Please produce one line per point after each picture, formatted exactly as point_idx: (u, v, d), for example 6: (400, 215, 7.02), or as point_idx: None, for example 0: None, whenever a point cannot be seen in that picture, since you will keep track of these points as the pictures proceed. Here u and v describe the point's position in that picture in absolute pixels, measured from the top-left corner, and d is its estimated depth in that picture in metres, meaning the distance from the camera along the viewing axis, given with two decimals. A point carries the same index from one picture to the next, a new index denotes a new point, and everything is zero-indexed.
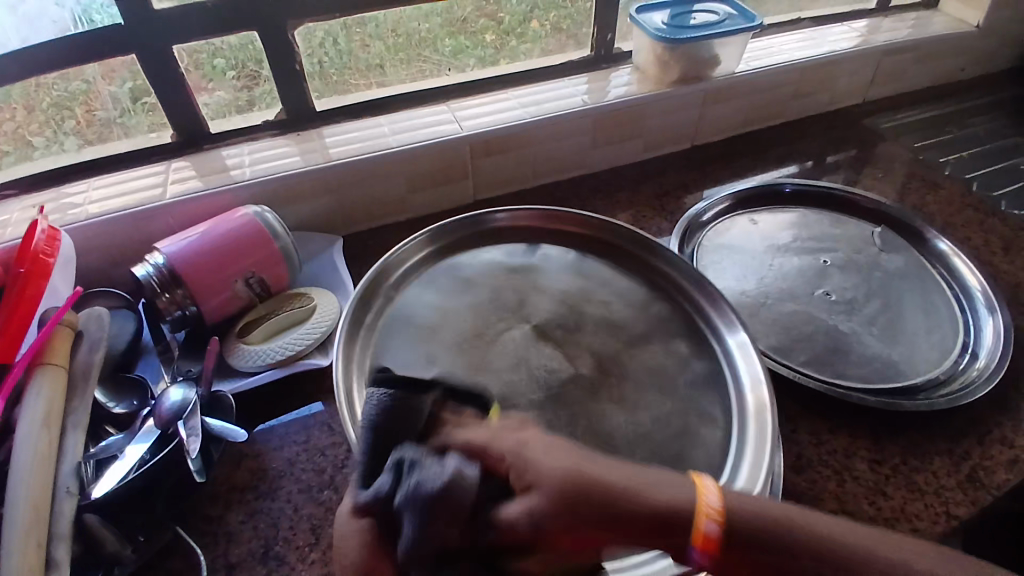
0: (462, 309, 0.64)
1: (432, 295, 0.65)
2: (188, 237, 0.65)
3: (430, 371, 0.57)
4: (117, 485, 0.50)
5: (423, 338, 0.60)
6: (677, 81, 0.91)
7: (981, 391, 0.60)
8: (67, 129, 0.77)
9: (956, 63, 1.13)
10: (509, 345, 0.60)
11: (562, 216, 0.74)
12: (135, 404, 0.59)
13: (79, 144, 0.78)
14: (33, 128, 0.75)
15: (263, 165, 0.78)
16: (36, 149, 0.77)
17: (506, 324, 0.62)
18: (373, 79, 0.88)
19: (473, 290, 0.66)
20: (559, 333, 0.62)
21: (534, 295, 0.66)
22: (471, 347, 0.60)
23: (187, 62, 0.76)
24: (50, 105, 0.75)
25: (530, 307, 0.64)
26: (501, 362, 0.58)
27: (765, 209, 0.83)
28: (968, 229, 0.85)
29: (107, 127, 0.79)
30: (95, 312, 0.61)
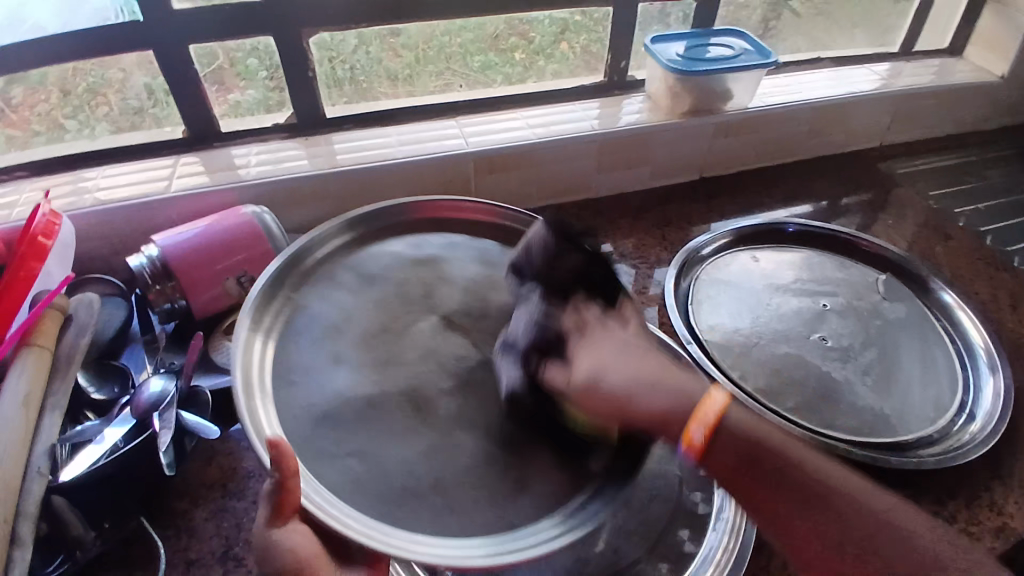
0: (365, 306, 0.58)
1: (339, 293, 0.60)
2: (183, 231, 0.65)
3: (342, 369, 0.53)
4: (87, 471, 0.50)
5: (331, 336, 0.55)
6: (687, 112, 0.91)
7: (973, 454, 0.59)
8: (101, 115, 0.79)
9: (977, 114, 1.12)
10: (415, 340, 0.56)
11: (438, 207, 0.69)
12: (115, 391, 0.59)
13: (110, 131, 0.80)
14: (68, 111, 0.78)
15: (268, 165, 0.79)
16: (68, 133, 0.79)
17: (414, 315, 0.58)
18: (404, 89, 0.90)
19: (377, 285, 0.61)
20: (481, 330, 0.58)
21: (443, 286, 0.61)
22: (381, 342, 0.55)
23: (222, 58, 0.79)
24: (87, 91, 0.77)
25: (437, 297, 0.60)
26: (409, 357, 0.55)
27: (768, 247, 0.82)
28: (976, 282, 0.83)
29: (138, 117, 0.80)
30: (87, 297, 0.62)
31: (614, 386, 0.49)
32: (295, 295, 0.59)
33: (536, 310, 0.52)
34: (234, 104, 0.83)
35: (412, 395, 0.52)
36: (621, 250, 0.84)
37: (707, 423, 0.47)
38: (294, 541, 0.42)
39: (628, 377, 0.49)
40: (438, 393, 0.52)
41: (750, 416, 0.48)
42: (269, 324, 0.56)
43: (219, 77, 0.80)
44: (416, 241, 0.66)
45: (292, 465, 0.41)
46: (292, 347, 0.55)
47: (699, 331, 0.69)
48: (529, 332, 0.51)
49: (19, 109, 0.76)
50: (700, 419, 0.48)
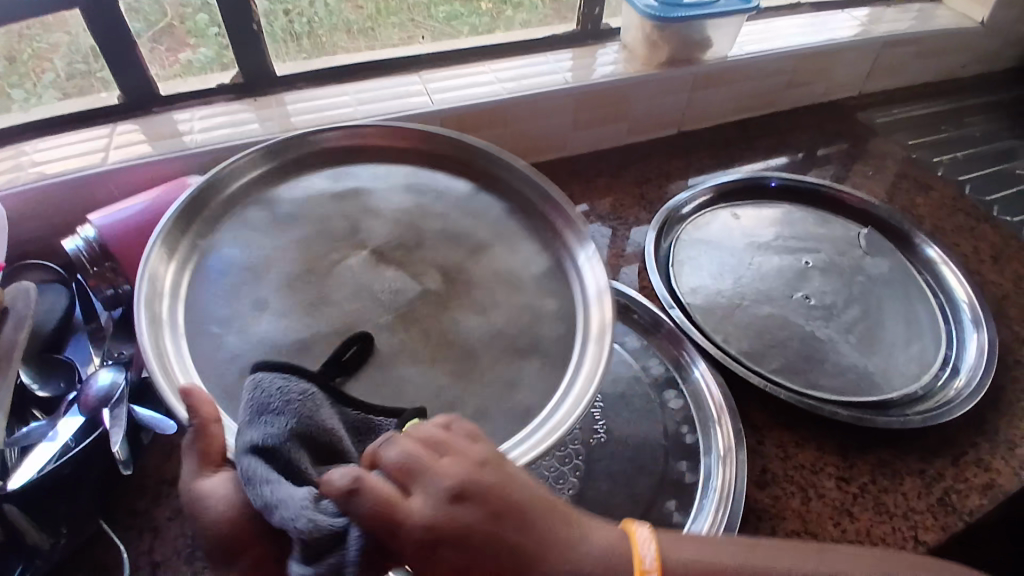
0: (288, 246, 0.52)
1: (242, 240, 0.51)
2: (124, 208, 0.60)
3: (263, 316, 0.47)
4: (37, 475, 0.46)
5: (253, 280, 0.49)
6: (666, 62, 0.86)
7: (959, 410, 0.58)
8: (46, 82, 0.72)
9: (956, 60, 1.09)
10: (346, 277, 0.50)
11: (389, 133, 0.60)
12: (61, 387, 0.55)
13: (58, 98, 0.73)
14: (12, 80, 0.70)
15: (216, 131, 0.73)
16: (14, 103, 0.72)
17: (347, 252, 0.52)
18: (363, 43, 0.84)
19: (315, 224, 0.54)
20: (397, 254, 0.52)
21: (367, 219, 0.55)
22: (304, 284, 0.49)
23: (170, 13, 0.72)
24: (32, 56, 0.70)
25: (365, 232, 0.54)
26: (338, 295, 0.49)
27: (749, 203, 0.79)
28: (957, 234, 0.82)
29: (86, 80, 0.74)
30: (22, 285, 0.56)
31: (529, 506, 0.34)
32: (206, 237, 0.51)
33: (310, 512, 0.31)
34: (185, 64, 0.76)
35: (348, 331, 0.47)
36: (598, 211, 0.81)
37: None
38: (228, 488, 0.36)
39: (474, 510, 0.32)
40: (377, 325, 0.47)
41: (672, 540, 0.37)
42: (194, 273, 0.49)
43: (167, 36, 0.74)
44: (342, 172, 0.58)
45: (212, 409, 0.38)
46: (199, 301, 0.47)
47: (680, 294, 0.67)
48: (277, 418, 0.36)
49: None
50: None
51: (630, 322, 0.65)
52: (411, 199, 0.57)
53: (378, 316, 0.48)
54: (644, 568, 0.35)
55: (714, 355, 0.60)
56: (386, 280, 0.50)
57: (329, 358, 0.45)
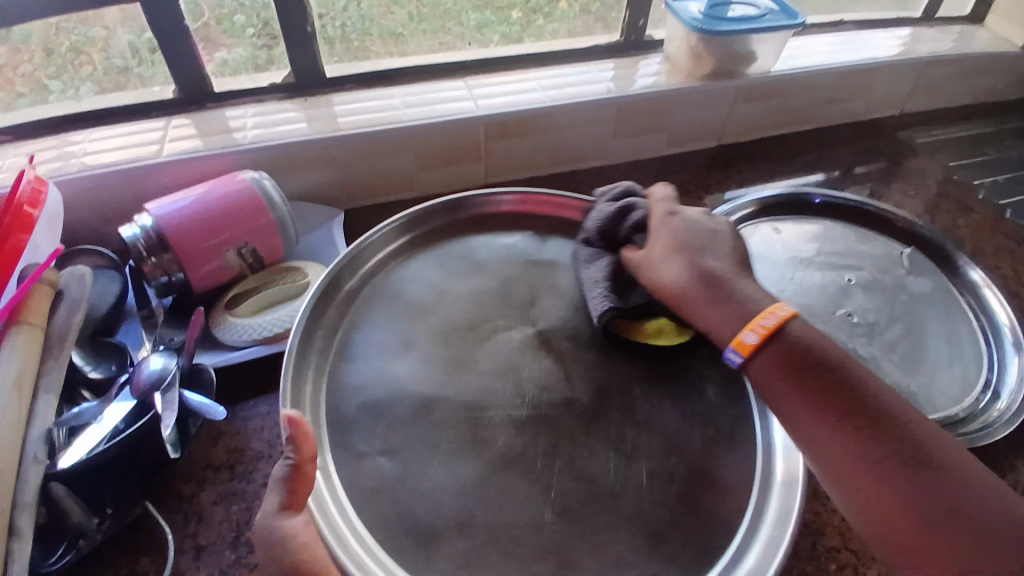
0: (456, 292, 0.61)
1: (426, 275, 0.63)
2: (180, 199, 0.62)
3: (407, 360, 0.55)
4: (87, 456, 0.47)
5: (411, 316, 0.59)
6: (708, 75, 0.87)
7: (1001, 432, 0.58)
8: (83, 76, 0.76)
9: (999, 82, 1.08)
10: (500, 348, 0.57)
11: (544, 201, 0.70)
12: (113, 369, 0.56)
13: (94, 91, 0.77)
14: (52, 71, 0.74)
15: (266, 129, 0.74)
16: (53, 94, 0.76)
17: (501, 319, 0.59)
18: (392, 47, 0.86)
19: (479, 277, 0.63)
20: (560, 343, 0.58)
21: (546, 294, 0.61)
22: (458, 338, 0.57)
23: (207, 13, 0.74)
24: (69, 50, 0.74)
25: (539, 307, 0.60)
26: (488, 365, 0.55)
27: (789, 217, 0.79)
28: (999, 257, 0.81)
29: (123, 76, 0.77)
30: (78, 271, 0.58)
31: (683, 278, 0.57)
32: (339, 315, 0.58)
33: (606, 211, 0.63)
34: (221, 63, 0.78)
35: (474, 411, 0.52)
36: None
37: (767, 325, 0.52)
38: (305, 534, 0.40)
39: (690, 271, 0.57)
40: (505, 417, 0.52)
41: (812, 332, 0.52)
42: (326, 319, 0.58)
43: (205, 34, 0.75)
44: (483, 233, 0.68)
45: (309, 448, 0.41)
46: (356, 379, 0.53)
47: None
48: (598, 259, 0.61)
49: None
50: (761, 325, 0.52)
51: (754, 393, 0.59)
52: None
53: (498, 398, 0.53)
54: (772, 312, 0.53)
55: None
56: (535, 367, 0.55)
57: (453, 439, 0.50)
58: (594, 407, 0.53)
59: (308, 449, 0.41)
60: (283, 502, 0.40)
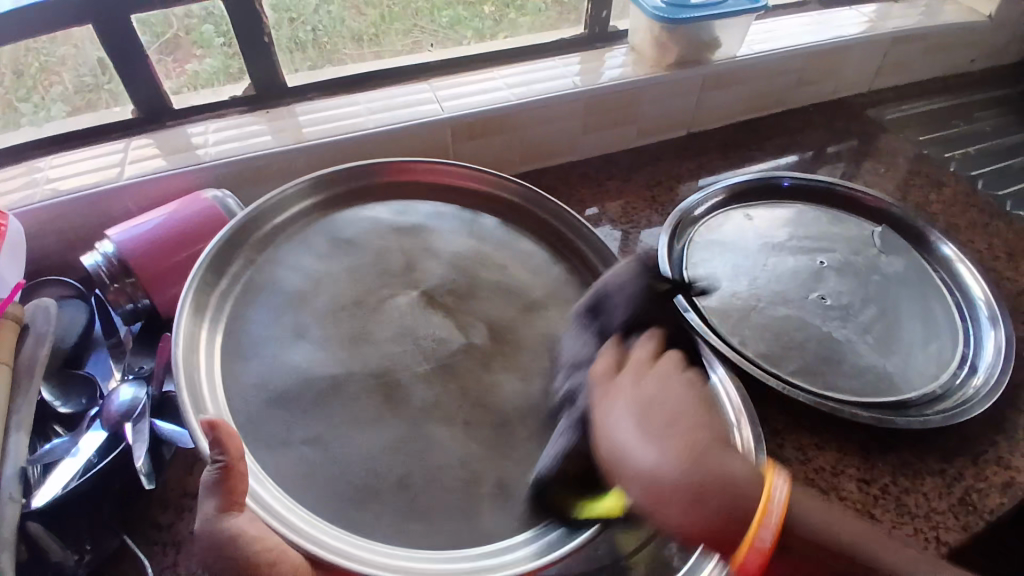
0: (341, 271, 0.59)
1: (310, 256, 0.60)
2: (142, 223, 0.61)
3: (299, 344, 0.53)
4: (61, 492, 0.47)
5: (298, 304, 0.56)
6: (674, 63, 0.86)
7: (980, 407, 0.58)
8: (54, 95, 0.73)
9: (965, 54, 1.08)
10: (392, 313, 0.56)
11: (423, 168, 0.68)
12: (83, 403, 0.55)
13: (66, 112, 0.75)
14: (21, 94, 0.72)
15: (229, 145, 0.73)
16: (23, 117, 0.73)
17: (393, 290, 0.58)
18: (369, 49, 0.85)
19: (353, 251, 0.61)
20: (449, 300, 0.58)
21: (427, 260, 0.61)
22: (351, 315, 0.56)
23: (176, 25, 0.73)
24: (38, 70, 0.71)
25: (420, 270, 0.60)
26: (380, 336, 0.54)
27: (761, 204, 0.79)
28: (971, 231, 0.81)
29: (95, 94, 0.74)
30: (43, 302, 0.57)
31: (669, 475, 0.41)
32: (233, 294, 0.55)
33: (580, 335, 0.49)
34: (193, 75, 0.77)
35: (382, 378, 0.52)
36: (609, 214, 0.81)
37: (775, 526, 0.39)
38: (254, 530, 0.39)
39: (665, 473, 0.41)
40: (414, 376, 0.52)
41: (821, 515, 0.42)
42: (220, 306, 0.54)
43: (174, 46, 0.74)
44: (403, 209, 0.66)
45: (236, 450, 0.40)
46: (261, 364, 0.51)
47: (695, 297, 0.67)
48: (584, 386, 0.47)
49: None
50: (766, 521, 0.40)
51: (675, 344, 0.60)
52: (451, 226, 0.65)
53: (410, 365, 0.53)
54: (772, 500, 0.40)
55: (732, 360, 0.60)
56: (432, 326, 0.56)
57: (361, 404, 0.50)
58: (490, 349, 0.55)
59: (235, 450, 0.40)
60: (220, 503, 0.39)
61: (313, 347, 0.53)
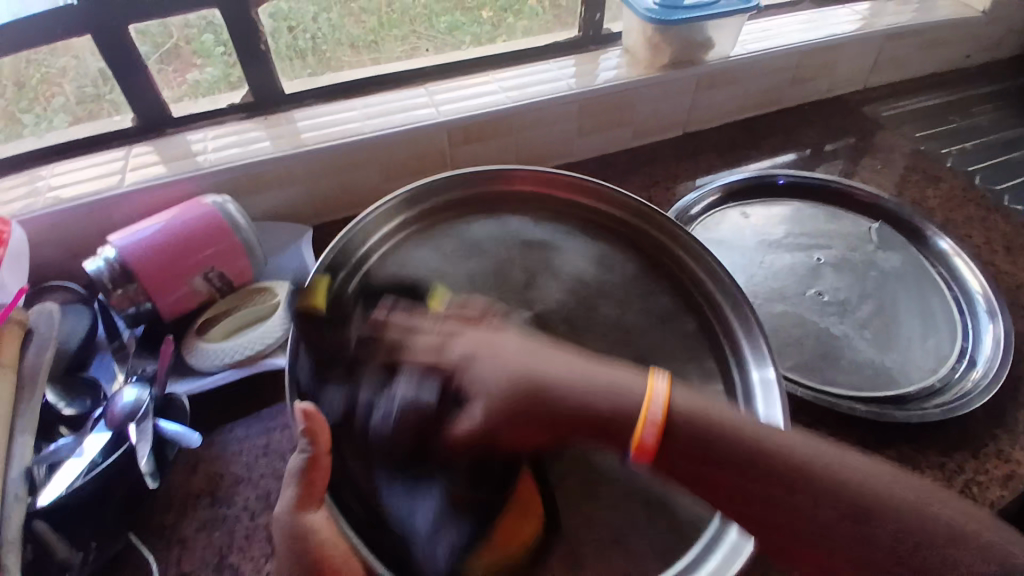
0: (462, 281, 0.62)
1: (429, 268, 0.62)
2: (143, 228, 0.61)
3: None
4: (66, 491, 0.47)
5: (412, 309, 0.59)
6: (668, 64, 0.87)
7: (979, 401, 0.58)
8: (56, 107, 0.74)
9: (960, 50, 1.09)
10: (503, 321, 0.59)
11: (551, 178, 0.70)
12: (88, 404, 0.56)
13: (68, 121, 0.75)
14: (22, 105, 0.73)
15: (228, 151, 0.74)
16: (26, 128, 0.74)
17: (507, 303, 0.60)
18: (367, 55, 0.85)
19: (478, 258, 0.64)
20: (561, 323, 0.59)
21: (544, 274, 0.64)
22: None
23: (177, 34, 0.74)
24: (39, 82, 0.72)
25: (538, 287, 0.62)
26: (490, 337, 0.58)
27: (757, 202, 0.79)
28: (969, 225, 0.82)
29: (97, 103, 0.75)
30: (46, 307, 0.58)
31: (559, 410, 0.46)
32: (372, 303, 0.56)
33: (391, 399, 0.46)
34: (192, 85, 0.78)
35: None
36: None
37: (660, 416, 0.44)
38: (319, 530, 0.41)
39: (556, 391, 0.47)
40: None
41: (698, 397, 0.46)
42: (356, 307, 0.56)
43: (174, 55, 0.75)
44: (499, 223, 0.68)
45: (324, 442, 0.43)
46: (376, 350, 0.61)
47: None
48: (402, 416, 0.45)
49: None
50: (649, 419, 0.45)
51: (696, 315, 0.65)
52: (580, 244, 0.67)
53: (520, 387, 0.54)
54: (654, 397, 0.45)
55: None
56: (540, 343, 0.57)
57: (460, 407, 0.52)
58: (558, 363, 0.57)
59: (324, 445, 0.43)
60: (297, 497, 0.42)
61: None
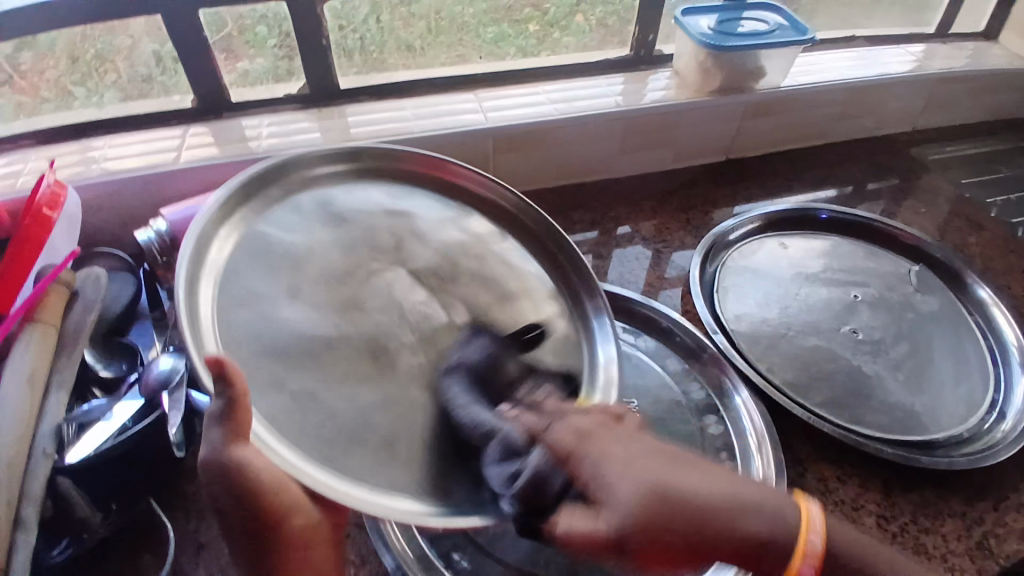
0: (328, 243, 0.49)
1: (299, 223, 0.49)
2: (195, 206, 0.63)
3: (291, 306, 0.43)
4: (93, 453, 0.48)
5: (285, 270, 0.46)
6: (717, 90, 0.88)
7: (1007, 453, 0.57)
8: (109, 83, 0.77)
9: (1013, 100, 1.07)
10: (384, 287, 0.47)
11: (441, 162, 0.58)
12: (123, 368, 0.58)
13: (118, 99, 0.78)
14: (76, 79, 0.75)
15: (279, 138, 0.76)
16: (77, 100, 0.77)
17: (384, 265, 0.49)
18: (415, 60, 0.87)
19: (343, 226, 0.50)
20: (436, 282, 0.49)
21: (419, 241, 0.52)
22: (340, 287, 0.46)
23: (230, 25, 0.76)
24: (94, 57, 0.75)
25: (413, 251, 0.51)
26: (372, 304, 0.46)
27: (796, 233, 0.79)
28: (1009, 276, 0.80)
29: (148, 85, 0.78)
30: (94, 271, 0.60)
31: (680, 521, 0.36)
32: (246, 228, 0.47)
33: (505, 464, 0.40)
34: (243, 73, 0.80)
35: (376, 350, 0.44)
36: (642, 233, 0.81)
37: (821, 532, 0.38)
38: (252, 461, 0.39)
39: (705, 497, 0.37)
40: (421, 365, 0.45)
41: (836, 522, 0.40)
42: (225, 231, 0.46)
43: (226, 45, 0.77)
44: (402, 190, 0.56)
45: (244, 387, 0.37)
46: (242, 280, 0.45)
47: (723, 320, 0.67)
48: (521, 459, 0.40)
49: (25, 75, 0.73)
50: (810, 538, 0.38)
51: (672, 346, 0.65)
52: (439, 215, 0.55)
53: (402, 336, 0.45)
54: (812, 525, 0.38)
55: (757, 384, 0.60)
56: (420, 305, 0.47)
57: (343, 366, 0.42)
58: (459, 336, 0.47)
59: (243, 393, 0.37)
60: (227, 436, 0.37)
61: (292, 311, 0.43)
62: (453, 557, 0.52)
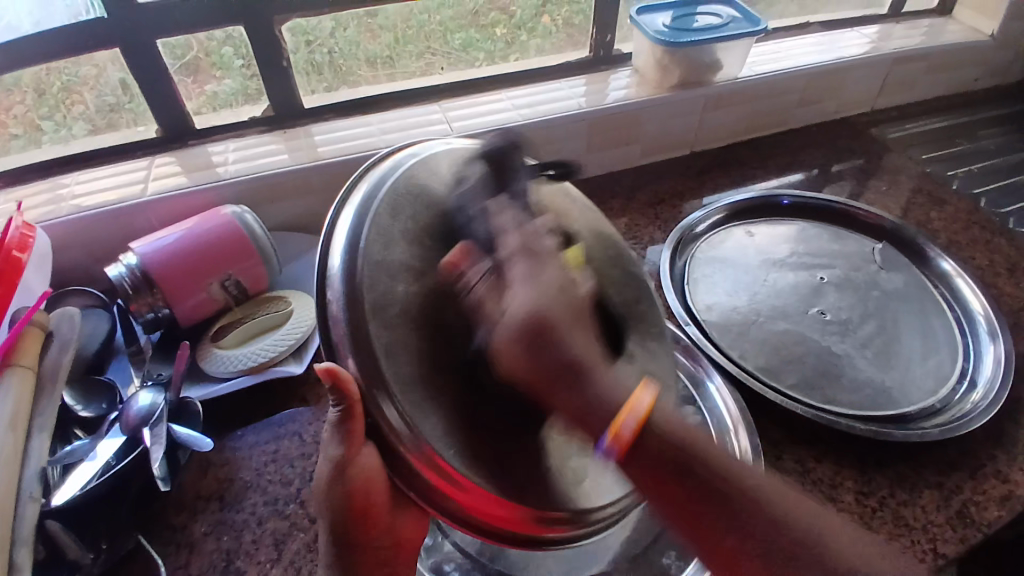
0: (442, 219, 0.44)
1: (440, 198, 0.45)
2: (163, 237, 0.63)
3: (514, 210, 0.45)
4: (79, 492, 0.49)
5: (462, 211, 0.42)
6: (678, 84, 0.89)
7: (978, 421, 0.59)
8: (76, 114, 0.77)
9: (969, 74, 1.10)
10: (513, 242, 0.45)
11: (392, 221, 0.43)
12: (104, 408, 0.58)
13: (86, 130, 0.78)
14: (42, 112, 0.75)
15: (246, 163, 0.76)
16: (44, 134, 0.77)
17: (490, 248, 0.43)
18: (381, 71, 0.87)
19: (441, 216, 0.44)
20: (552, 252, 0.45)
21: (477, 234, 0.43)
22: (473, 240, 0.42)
23: (195, 48, 0.76)
24: (62, 90, 0.75)
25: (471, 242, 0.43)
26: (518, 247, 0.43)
27: (762, 221, 0.81)
28: (972, 248, 0.82)
29: (114, 114, 0.78)
30: (67, 311, 0.60)
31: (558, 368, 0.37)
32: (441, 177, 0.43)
33: None
34: (211, 96, 0.80)
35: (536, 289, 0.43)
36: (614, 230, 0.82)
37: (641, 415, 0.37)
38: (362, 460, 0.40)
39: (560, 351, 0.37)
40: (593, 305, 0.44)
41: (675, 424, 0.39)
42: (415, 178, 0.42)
43: (194, 67, 0.77)
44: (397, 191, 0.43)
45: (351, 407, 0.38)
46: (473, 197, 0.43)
47: (697, 313, 0.68)
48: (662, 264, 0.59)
49: None
50: (633, 409, 0.37)
51: None
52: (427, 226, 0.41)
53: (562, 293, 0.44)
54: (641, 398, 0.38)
55: (731, 372, 0.62)
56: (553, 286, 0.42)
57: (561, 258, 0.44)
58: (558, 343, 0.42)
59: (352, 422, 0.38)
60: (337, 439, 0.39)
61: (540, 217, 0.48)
62: (445, 568, 0.53)
